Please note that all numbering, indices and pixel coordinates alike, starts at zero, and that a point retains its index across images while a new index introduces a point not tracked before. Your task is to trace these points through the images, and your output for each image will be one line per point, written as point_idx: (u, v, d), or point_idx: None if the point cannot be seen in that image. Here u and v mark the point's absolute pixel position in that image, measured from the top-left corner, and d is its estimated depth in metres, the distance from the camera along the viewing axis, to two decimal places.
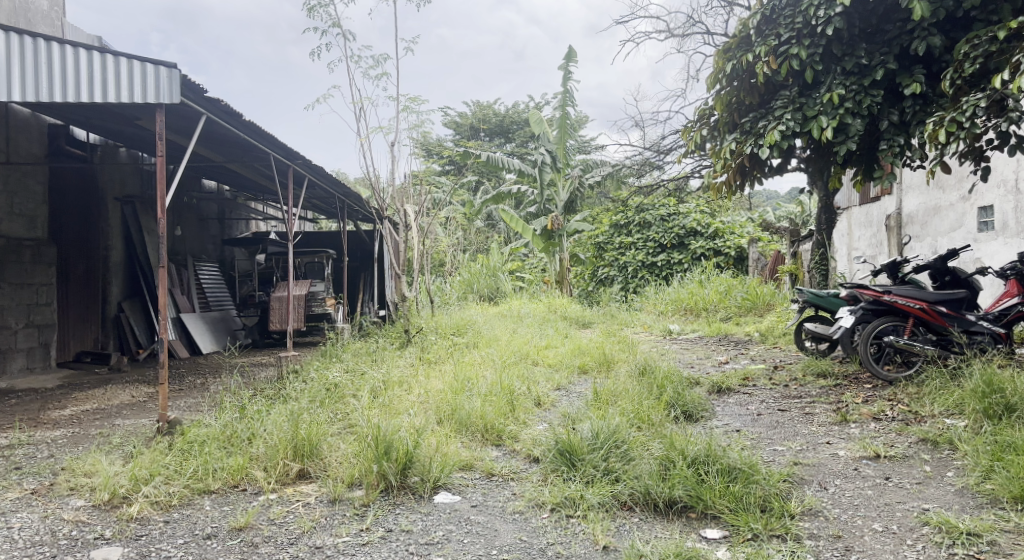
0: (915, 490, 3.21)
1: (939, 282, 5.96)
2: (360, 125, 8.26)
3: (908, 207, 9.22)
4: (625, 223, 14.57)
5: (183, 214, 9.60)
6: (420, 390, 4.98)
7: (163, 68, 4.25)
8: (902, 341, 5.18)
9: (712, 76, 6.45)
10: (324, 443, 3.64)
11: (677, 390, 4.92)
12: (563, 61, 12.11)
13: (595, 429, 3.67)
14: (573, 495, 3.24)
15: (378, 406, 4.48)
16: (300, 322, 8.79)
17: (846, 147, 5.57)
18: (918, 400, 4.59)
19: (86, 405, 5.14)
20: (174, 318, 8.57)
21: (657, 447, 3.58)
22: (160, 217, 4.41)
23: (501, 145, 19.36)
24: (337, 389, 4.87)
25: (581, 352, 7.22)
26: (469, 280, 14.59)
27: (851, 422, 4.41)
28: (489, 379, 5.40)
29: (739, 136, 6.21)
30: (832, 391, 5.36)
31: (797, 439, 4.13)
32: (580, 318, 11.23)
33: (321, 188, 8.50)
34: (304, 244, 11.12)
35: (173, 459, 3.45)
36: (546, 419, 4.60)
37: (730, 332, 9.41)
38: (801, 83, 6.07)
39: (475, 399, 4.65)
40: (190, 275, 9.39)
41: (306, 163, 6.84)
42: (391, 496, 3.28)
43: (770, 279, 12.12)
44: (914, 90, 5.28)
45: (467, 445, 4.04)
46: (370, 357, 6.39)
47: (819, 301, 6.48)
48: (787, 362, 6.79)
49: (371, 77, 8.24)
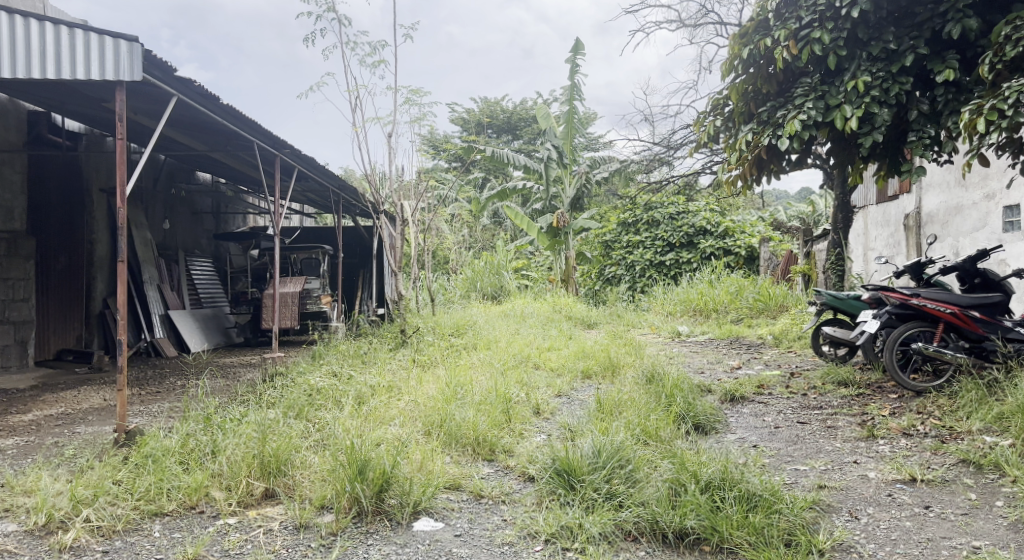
0: (962, 523, 2.81)
1: (969, 284, 5.54)
2: (355, 115, 7.88)
3: (928, 206, 8.79)
4: (633, 221, 14.18)
5: (174, 207, 9.29)
6: (411, 397, 4.62)
7: (123, 42, 3.85)
8: (931, 348, 4.79)
9: (726, 63, 6.03)
10: (294, 461, 3.30)
11: (689, 398, 4.53)
12: (571, 54, 11.73)
13: (597, 445, 3.29)
14: (570, 524, 2.86)
15: (361, 415, 4.14)
16: (295, 321, 8.41)
17: (872, 138, 5.16)
18: (952, 414, 4.20)
19: (52, 409, 4.80)
20: (161, 315, 8.24)
21: (664, 468, 3.21)
22: (121, 205, 4.04)
23: (508, 142, 18.96)
24: (321, 396, 4.53)
25: (585, 355, 6.83)
26: (471, 278, 14.16)
27: (880, 438, 4.01)
28: (486, 384, 5.04)
29: (755, 126, 5.82)
30: (855, 402, 4.96)
31: (820, 457, 3.73)
32: (586, 318, 10.85)
33: (314, 181, 8.16)
34: (300, 240, 10.78)
35: (123, 476, 3.14)
36: (545, 430, 4.25)
37: (742, 335, 9.01)
38: (823, 70, 5.66)
39: (467, 408, 4.28)
40: (181, 271, 9.08)
41: (294, 152, 6.49)
42: (364, 523, 2.93)
43: (783, 280, 11.72)
44: (947, 76, 4.85)
45: (456, 460, 3.68)
46: (360, 359, 6.04)
47: (838, 304, 6.09)
48: (803, 369, 6.39)
49: (367, 65, 7.86)
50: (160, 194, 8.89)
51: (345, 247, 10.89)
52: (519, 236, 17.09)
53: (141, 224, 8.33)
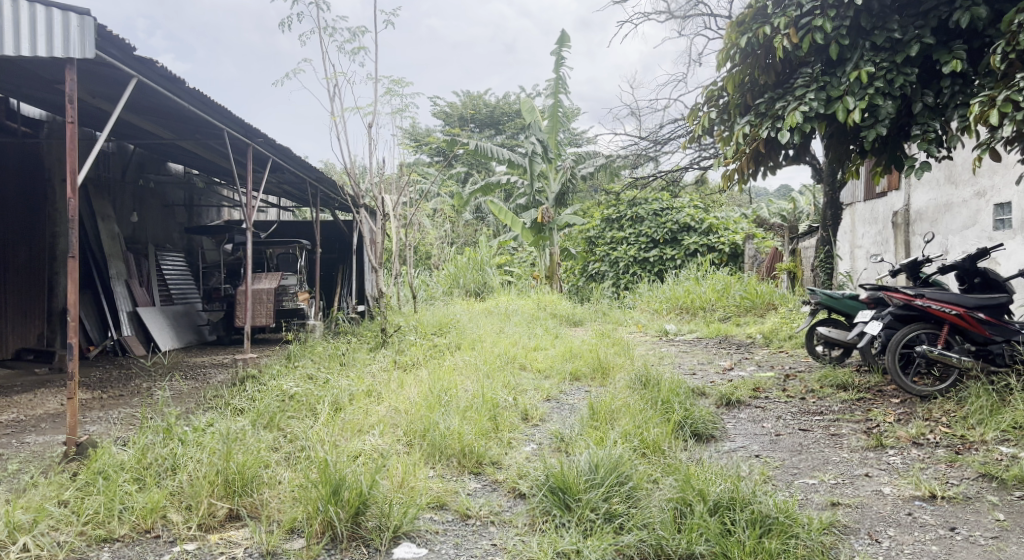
0: (994, 548, 2.60)
1: (968, 284, 5.33)
2: (333, 103, 7.53)
3: (917, 203, 8.64)
4: (617, 217, 13.98)
5: (144, 199, 8.91)
6: (390, 403, 4.34)
7: (72, 16, 3.50)
8: (936, 351, 4.58)
9: (723, 52, 5.78)
10: (260, 479, 2.99)
11: (685, 405, 4.29)
12: (555, 46, 11.45)
13: (595, 460, 3.04)
14: (567, 550, 2.59)
15: (338, 426, 3.84)
16: (271, 318, 8.19)
17: (875, 131, 4.94)
18: (962, 421, 4.01)
19: (3, 415, 4.43)
20: (128, 313, 7.86)
21: (667, 486, 2.97)
22: (71, 196, 3.69)
23: (490, 136, 18.61)
24: (296, 402, 4.22)
25: (573, 355, 6.58)
26: (454, 274, 13.83)
27: (889, 447, 3.79)
28: (470, 390, 4.76)
29: (753, 119, 5.58)
30: (856, 407, 4.75)
31: (828, 469, 3.50)
32: (570, 316, 10.59)
33: (291, 174, 7.82)
34: (276, 234, 10.41)
35: (69, 497, 2.81)
36: (534, 439, 3.99)
37: (730, 334, 8.80)
38: (824, 60, 5.43)
39: (452, 416, 4.00)
40: (150, 266, 8.70)
41: (268, 142, 6.16)
42: (338, 550, 2.64)
43: (769, 277, 11.53)
44: (954, 67, 4.64)
45: (441, 474, 3.41)
46: (337, 361, 5.73)
47: (834, 303, 5.88)
48: (799, 370, 6.18)
49: (346, 52, 7.51)
50: (128, 185, 8.51)
51: (323, 242, 10.54)
52: (502, 231, 16.80)
53: (108, 217, 7.95)
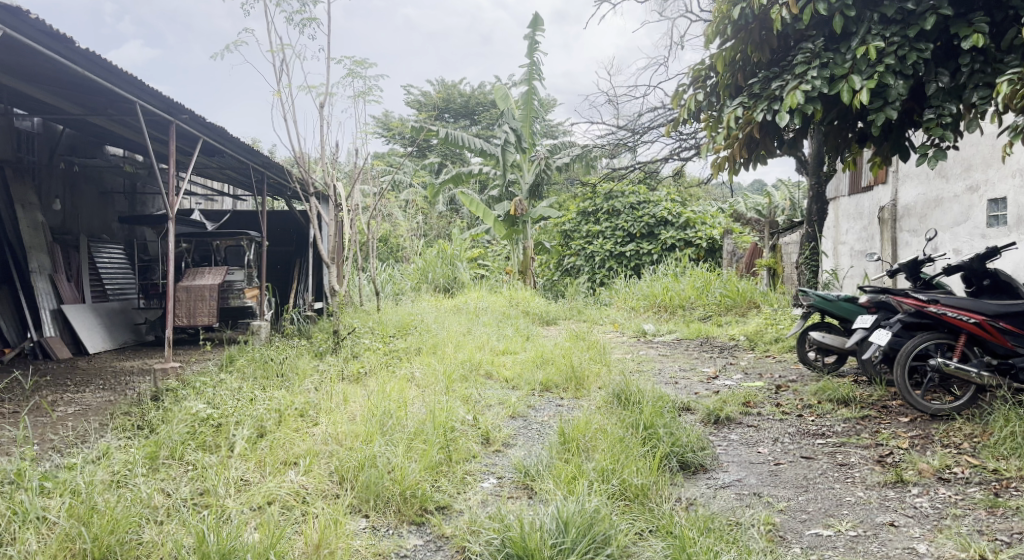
0: None
1: (976, 287, 4.73)
2: (279, 79, 6.78)
3: (905, 198, 8.14)
4: (593, 210, 13.37)
5: (77, 184, 8.07)
6: (324, 427, 3.66)
7: None
8: (952, 366, 4.02)
9: (713, 26, 5.17)
10: (126, 547, 2.32)
11: (671, 428, 3.67)
12: (529, 28, 10.77)
13: (564, 517, 2.41)
14: None
15: (252, 464, 3.15)
16: (213, 318, 7.43)
17: (884, 115, 4.34)
18: (991, 449, 3.44)
19: None
20: (53, 311, 7.03)
21: (656, 554, 2.37)
22: None
23: (464, 125, 17.86)
24: (209, 429, 3.50)
25: (543, 360, 5.95)
26: (423, 268, 13.08)
27: (910, 484, 3.21)
28: (421, 408, 4.10)
29: (746, 100, 4.97)
30: (862, 427, 4.18)
31: (844, 515, 2.91)
32: (543, 314, 9.98)
33: (230, 157, 7.10)
34: (227, 225, 9.62)
35: None
36: (493, 472, 3.35)
37: (712, 335, 8.25)
38: (826, 34, 4.83)
39: (392, 446, 3.33)
40: (81, 259, 7.85)
41: (192, 118, 5.47)
42: None
43: (748, 274, 10.94)
44: (976, 41, 4.05)
45: (374, 528, 2.76)
46: (274, 371, 5.01)
47: (829, 307, 5.28)
48: (791, 380, 5.61)
49: (294, 24, 6.77)
50: (57, 169, 7.67)
51: (278, 234, 9.76)
52: (475, 224, 16.10)
53: (31, 204, 7.11)
